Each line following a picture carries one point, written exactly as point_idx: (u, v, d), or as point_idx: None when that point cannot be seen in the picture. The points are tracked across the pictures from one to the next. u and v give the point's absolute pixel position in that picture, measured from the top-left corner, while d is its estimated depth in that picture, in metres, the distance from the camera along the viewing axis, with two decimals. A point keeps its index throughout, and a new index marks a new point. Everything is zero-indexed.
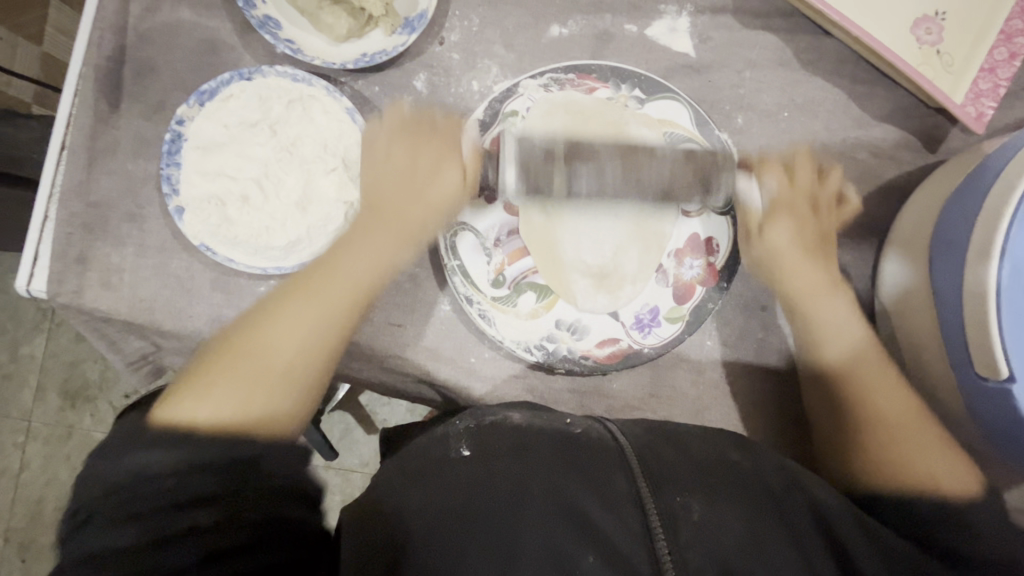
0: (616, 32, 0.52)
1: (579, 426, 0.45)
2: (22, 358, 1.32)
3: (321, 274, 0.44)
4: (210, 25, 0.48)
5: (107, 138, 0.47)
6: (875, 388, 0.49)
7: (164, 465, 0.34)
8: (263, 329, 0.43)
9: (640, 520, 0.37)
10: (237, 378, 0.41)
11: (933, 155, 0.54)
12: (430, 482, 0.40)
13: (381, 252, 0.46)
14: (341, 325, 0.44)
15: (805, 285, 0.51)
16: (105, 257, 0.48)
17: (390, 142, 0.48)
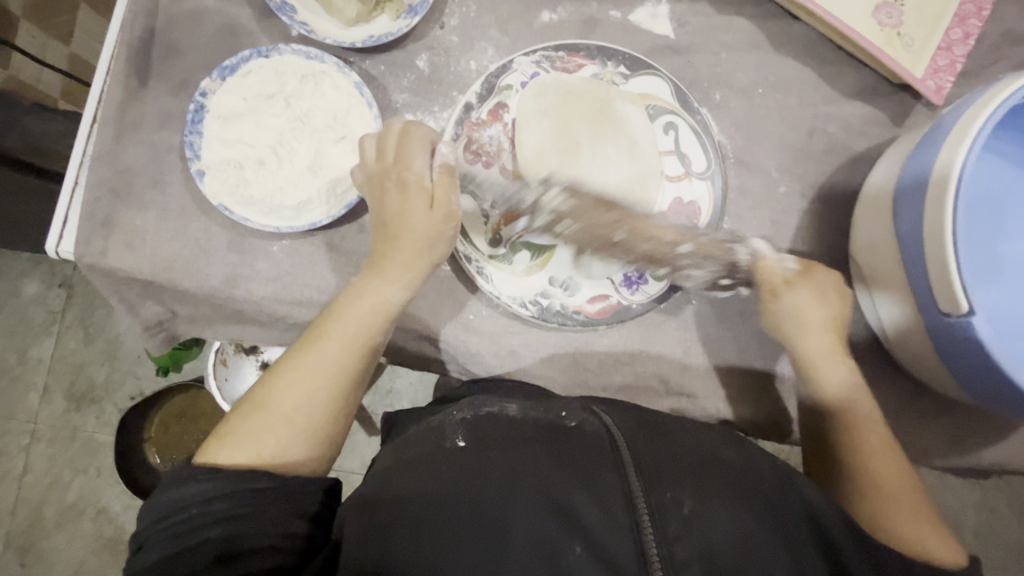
0: (601, 18, 0.57)
1: (574, 419, 0.47)
2: (30, 360, 1.34)
3: (323, 324, 0.48)
4: (232, 10, 0.53)
5: (135, 111, 0.52)
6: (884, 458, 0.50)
7: (202, 493, 0.41)
8: (270, 387, 0.47)
9: (629, 516, 0.41)
10: (257, 425, 0.46)
11: (898, 128, 0.58)
12: (425, 472, 0.43)
13: (370, 295, 0.48)
14: (342, 368, 0.48)
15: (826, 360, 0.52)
16: (130, 220, 0.51)
17: (370, 189, 0.49)
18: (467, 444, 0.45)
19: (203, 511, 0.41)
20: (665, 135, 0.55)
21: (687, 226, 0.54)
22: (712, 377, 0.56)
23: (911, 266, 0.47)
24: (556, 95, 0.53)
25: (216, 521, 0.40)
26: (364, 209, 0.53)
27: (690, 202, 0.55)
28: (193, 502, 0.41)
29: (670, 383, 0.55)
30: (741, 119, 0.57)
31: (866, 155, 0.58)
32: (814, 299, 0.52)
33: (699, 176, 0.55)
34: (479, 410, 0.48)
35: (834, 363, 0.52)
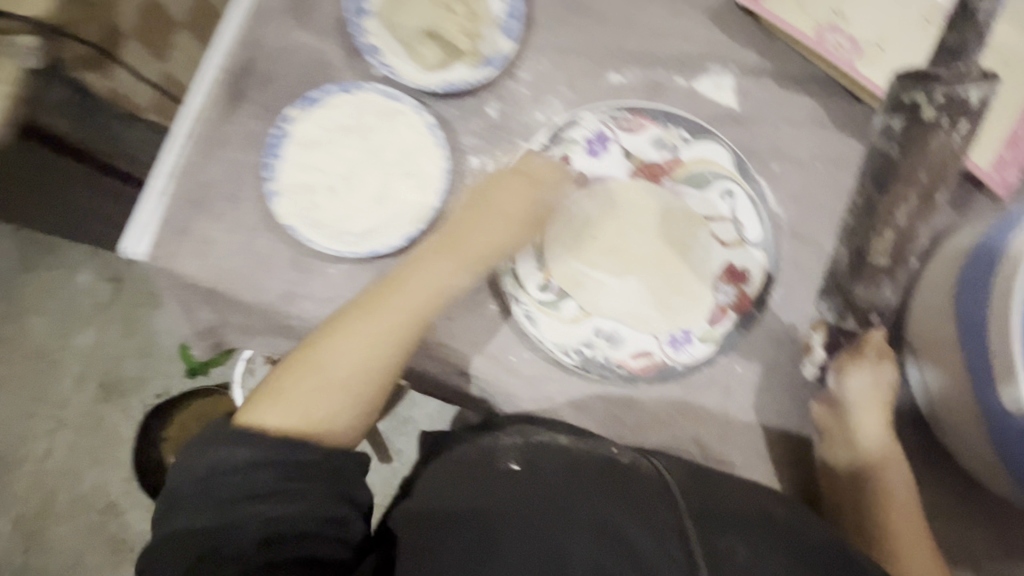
0: (666, 84, 0.59)
1: (626, 456, 0.46)
2: (71, 347, 1.39)
3: (387, 291, 0.50)
4: (323, 48, 0.57)
5: (223, 130, 0.55)
6: (912, 533, 0.51)
7: (250, 461, 0.45)
8: (325, 347, 0.50)
9: (681, 550, 0.40)
10: (298, 386, 0.50)
11: (962, 216, 0.58)
12: (482, 488, 0.44)
13: (433, 274, 0.51)
14: (387, 351, 0.51)
15: (871, 431, 0.53)
16: (203, 229, 0.54)
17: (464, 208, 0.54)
18: (519, 467, 0.46)
19: (301, 465, 0.46)
20: (722, 201, 0.55)
21: (737, 291, 0.54)
22: (752, 450, 0.54)
23: (973, 359, 0.45)
24: (625, 171, 0.56)
25: (310, 481, 0.46)
26: (421, 242, 0.55)
27: (741, 268, 0.55)
28: (291, 450, 0.46)
29: (708, 449, 0.54)
30: (799, 192, 0.58)
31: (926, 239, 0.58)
32: (869, 378, 0.52)
33: (754, 244, 0.55)
34: (531, 438, 0.48)
35: (875, 432, 0.53)
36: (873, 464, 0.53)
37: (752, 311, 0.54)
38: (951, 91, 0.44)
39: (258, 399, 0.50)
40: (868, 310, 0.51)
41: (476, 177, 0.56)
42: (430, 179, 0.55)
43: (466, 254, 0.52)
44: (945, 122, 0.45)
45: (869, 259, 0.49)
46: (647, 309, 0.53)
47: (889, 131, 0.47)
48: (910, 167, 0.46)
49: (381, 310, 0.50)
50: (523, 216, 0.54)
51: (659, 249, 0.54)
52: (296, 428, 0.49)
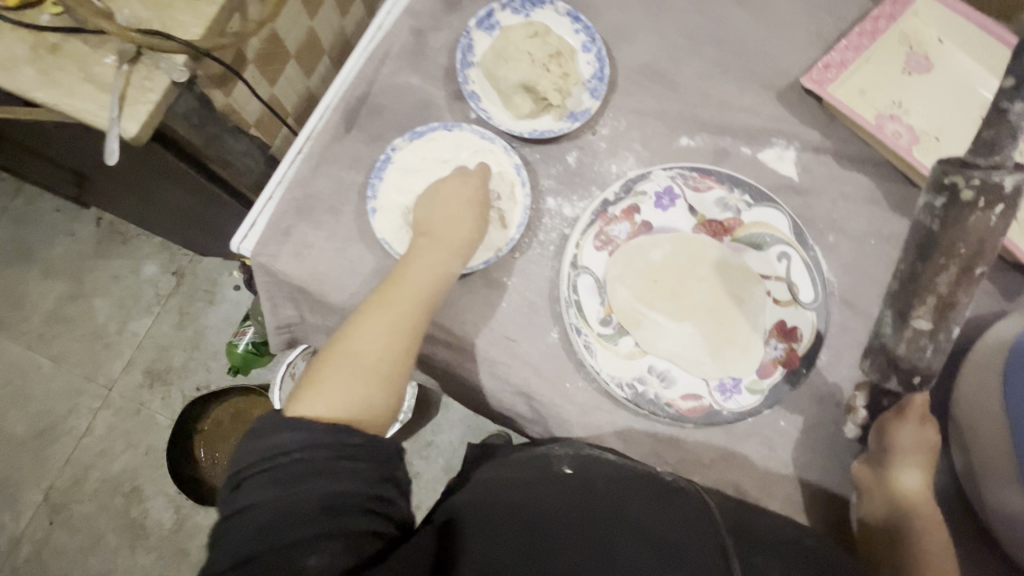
0: (732, 152, 0.65)
1: (672, 476, 0.50)
2: (127, 332, 1.48)
3: (393, 284, 0.55)
4: (430, 90, 0.64)
5: (334, 150, 0.63)
6: None
7: (304, 442, 0.47)
8: (349, 334, 0.53)
9: (727, 570, 0.40)
10: (341, 373, 0.52)
11: (1010, 304, 0.60)
12: (536, 486, 0.46)
13: (436, 262, 0.56)
14: (406, 329, 0.54)
15: (908, 492, 0.52)
16: (304, 234, 0.61)
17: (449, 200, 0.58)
18: (574, 471, 0.48)
19: (359, 444, 0.48)
20: (778, 262, 0.59)
21: (786, 348, 0.57)
22: (789, 504, 0.56)
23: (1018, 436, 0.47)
24: (689, 226, 0.60)
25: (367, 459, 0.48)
26: (495, 268, 0.60)
27: (792, 327, 0.58)
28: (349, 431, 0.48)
29: (747, 497, 0.55)
30: (852, 263, 0.61)
31: (974, 321, 0.60)
32: (910, 436, 0.53)
33: (807, 306, 0.58)
34: (582, 450, 0.51)
35: (914, 488, 0.52)
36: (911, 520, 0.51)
37: (800, 368, 0.57)
38: (986, 176, 0.47)
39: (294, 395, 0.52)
40: (911, 372, 0.51)
41: (551, 216, 0.62)
42: (510, 213, 0.61)
43: (447, 242, 0.56)
44: (981, 204, 0.47)
45: (911, 320, 0.50)
46: (700, 352, 0.57)
47: (931, 207, 0.50)
48: (951, 239, 0.48)
49: (389, 295, 0.54)
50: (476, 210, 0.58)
51: (715, 297, 0.59)
52: (345, 413, 0.51)
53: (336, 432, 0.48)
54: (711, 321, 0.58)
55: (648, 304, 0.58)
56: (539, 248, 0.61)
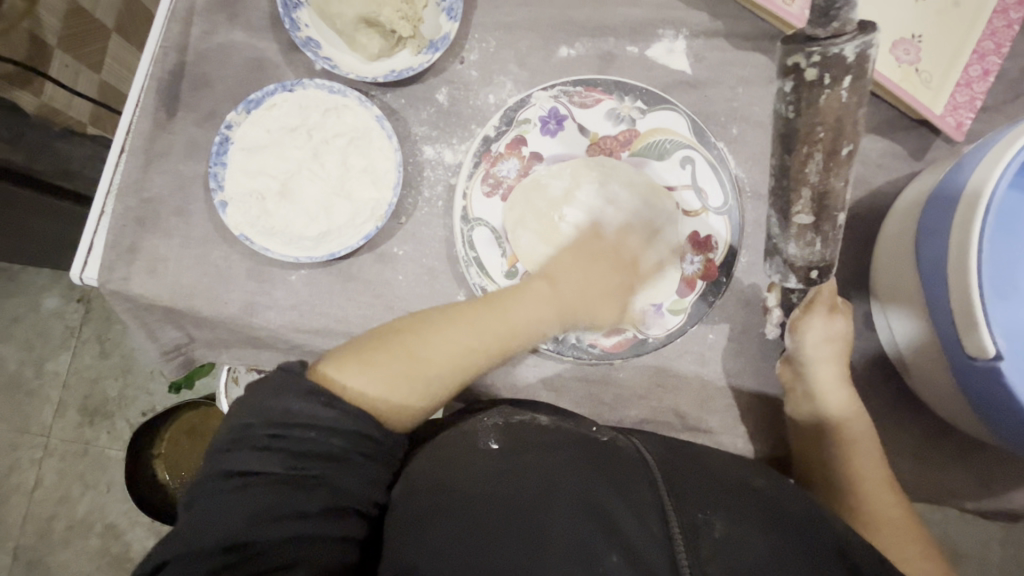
0: (619, 53, 0.58)
1: (606, 435, 0.47)
2: (47, 373, 1.30)
3: (490, 309, 0.48)
4: (259, 45, 0.54)
5: (163, 141, 0.53)
6: (875, 484, 0.51)
7: (327, 424, 0.40)
8: (422, 334, 0.47)
9: (661, 527, 0.38)
10: (391, 361, 0.45)
11: (919, 163, 0.58)
12: (460, 467, 0.44)
13: (533, 313, 0.50)
14: (469, 351, 0.47)
15: (828, 385, 0.52)
16: (154, 247, 0.52)
17: (572, 261, 0.53)
18: (501, 446, 0.45)
19: (372, 440, 0.42)
20: (682, 169, 0.55)
21: (703, 260, 0.54)
22: (730, 414, 0.55)
23: (934, 302, 0.45)
24: (583, 148, 0.55)
25: (372, 457, 0.42)
26: (381, 239, 0.53)
27: (706, 236, 0.54)
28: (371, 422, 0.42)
29: (687, 418, 0.54)
30: (760, 153, 0.57)
31: (886, 189, 0.58)
32: (824, 330, 0.52)
33: (717, 211, 0.54)
34: (511, 418, 0.48)
35: (836, 386, 0.52)
36: (839, 422, 0.52)
37: (720, 278, 0.54)
38: (827, 47, 0.42)
39: (345, 353, 0.45)
40: (807, 268, 0.49)
41: (433, 167, 0.55)
42: (383, 173, 0.53)
43: (563, 301, 0.51)
44: (828, 80, 0.43)
45: (792, 217, 0.47)
46: (613, 282, 0.53)
47: (783, 94, 0.45)
48: (806, 126, 0.44)
49: (473, 316, 0.48)
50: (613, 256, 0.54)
51: (623, 220, 0.55)
52: (370, 399, 0.44)
53: (353, 419, 0.41)
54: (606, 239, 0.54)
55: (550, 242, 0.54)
56: (426, 206, 0.54)
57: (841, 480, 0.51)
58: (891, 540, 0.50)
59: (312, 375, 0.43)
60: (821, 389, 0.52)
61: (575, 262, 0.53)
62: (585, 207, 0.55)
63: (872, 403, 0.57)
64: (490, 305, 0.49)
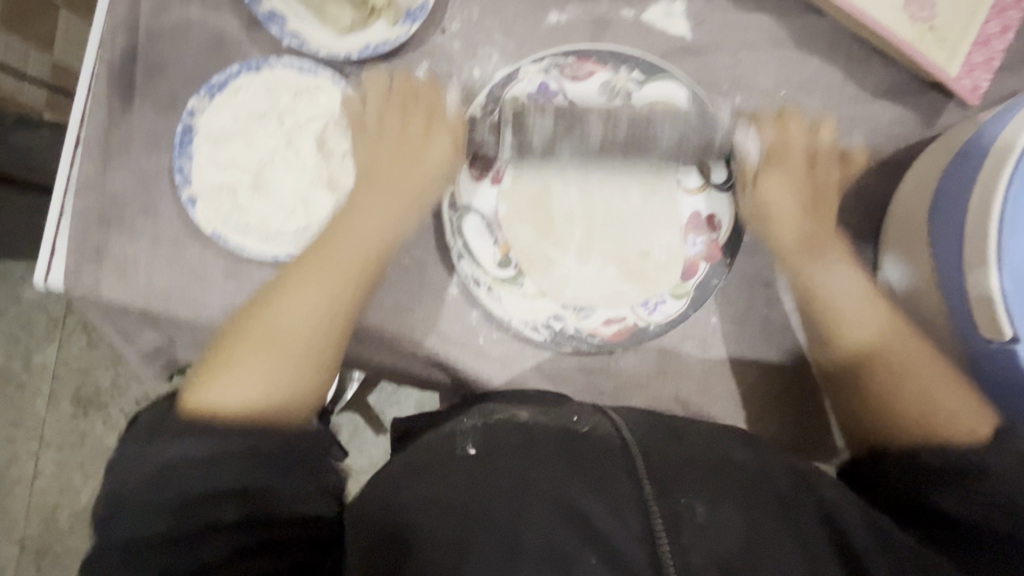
0: (613, 18, 0.53)
1: (586, 424, 0.44)
2: (35, 367, 1.25)
3: (322, 248, 0.47)
4: (219, 22, 0.50)
5: (121, 133, 0.49)
6: (906, 373, 0.49)
7: (202, 459, 0.38)
8: (276, 304, 0.46)
9: (640, 522, 0.38)
10: (254, 347, 0.46)
11: (932, 129, 0.55)
12: (433, 477, 0.41)
13: (382, 213, 0.49)
14: (326, 280, 0.47)
15: (798, 241, 0.52)
16: (122, 248, 0.49)
17: (381, 108, 0.50)
18: (477, 452, 0.42)
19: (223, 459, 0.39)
20: None
21: (707, 241, 0.52)
22: (734, 400, 0.53)
23: (948, 281, 0.43)
24: None
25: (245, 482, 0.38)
26: None
27: (709, 216, 0.52)
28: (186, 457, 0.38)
29: (691, 405, 0.53)
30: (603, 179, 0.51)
31: (896, 159, 0.55)
32: (800, 240, 0.52)
33: (721, 186, 0.52)
34: (490, 418, 0.45)
35: (836, 266, 0.52)
36: (834, 309, 0.51)
37: (725, 259, 0.51)
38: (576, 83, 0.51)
39: (194, 380, 0.45)
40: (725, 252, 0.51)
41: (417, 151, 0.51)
42: (364, 160, 0.49)
43: (406, 194, 0.50)
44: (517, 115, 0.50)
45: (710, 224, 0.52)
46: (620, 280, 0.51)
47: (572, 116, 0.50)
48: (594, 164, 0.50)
49: (290, 291, 0.46)
50: (427, 116, 0.51)
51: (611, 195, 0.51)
52: (238, 407, 0.43)
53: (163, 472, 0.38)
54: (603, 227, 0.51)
55: (548, 256, 0.50)
56: None
57: (875, 375, 0.50)
58: (925, 380, 0.48)
59: (177, 411, 0.42)
60: (837, 314, 0.51)
61: (398, 160, 0.51)
62: (428, 97, 0.51)
63: None
64: (320, 249, 0.47)
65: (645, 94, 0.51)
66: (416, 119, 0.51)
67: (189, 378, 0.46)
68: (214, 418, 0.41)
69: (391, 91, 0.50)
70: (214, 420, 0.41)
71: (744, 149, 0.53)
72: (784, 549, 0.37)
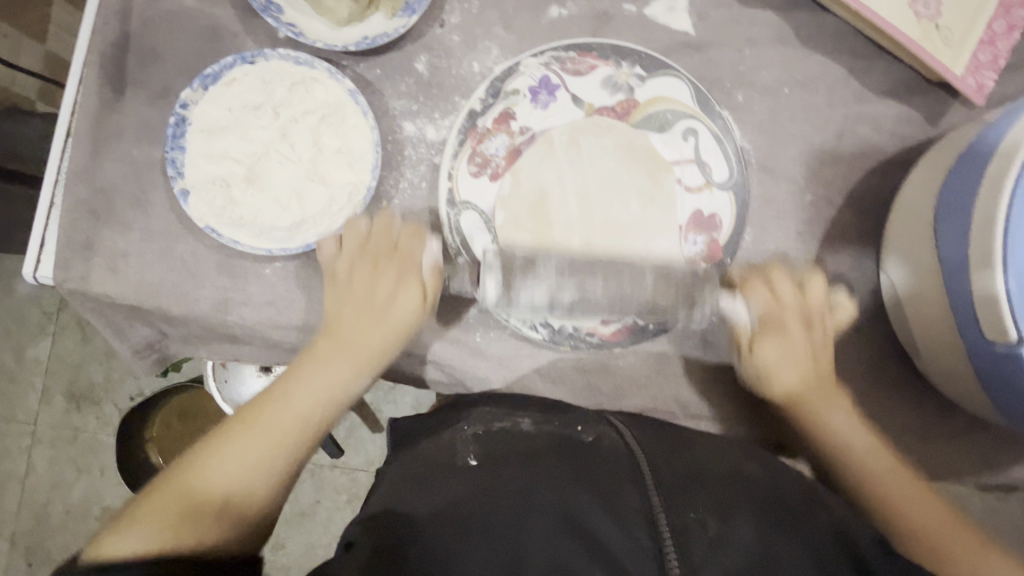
0: (615, 12, 0.53)
1: (590, 434, 0.46)
2: (27, 362, 1.24)
3: (263, 407, 0.45)
4: (213, 11, 0.49)
5: (112, 124, 0.48)
6: (897, 501, 0.45)
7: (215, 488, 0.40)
8: (204, 470, 0.43)
9: (648, 535, 0.37)
10: (161, 509, 0.41)
11: (935, 129, 0.54)
12: (440, 483, 0.42)
13: (329, 377, 0.46)
14: (263, 447, 0.44)
15: (807, 400, 0.49)
16: (112, 242, 0.48)
17: (352, 263, 0.47)
18: (479, 461, 0.44)
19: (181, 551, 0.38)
20: (684, 142, 0.51)
21: (707, 240, 0.51)
22: (733, 402, 0.53)
23: (953, 283, 0.43)
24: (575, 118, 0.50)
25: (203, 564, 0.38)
26: None
27: (710, 214, 0.51)
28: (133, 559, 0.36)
29: (689, 405, 0.52)
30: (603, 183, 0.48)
31: (898, 159, 0.55)
32: (781, 349, 0.49)
33: (721, 186, 0.51)
34: (493, 426, 0.47)
35: (829, 409, 0.48)
36: (823, 425, 0.48)
37: (724, 259, 0.51)
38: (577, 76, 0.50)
39: (101, 533, 0.39)
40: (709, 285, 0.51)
41: (414, 146, 0.51)
42: (360, 155, 0.48)
43: (359, 332, 0.47)
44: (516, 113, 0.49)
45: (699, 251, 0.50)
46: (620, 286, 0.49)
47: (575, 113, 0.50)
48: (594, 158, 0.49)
49: (234, 437, 0.44)
50: (399, 269, 0.48)
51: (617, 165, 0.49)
52: (158, 548, 0.38)
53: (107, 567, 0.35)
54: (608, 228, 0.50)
55: None
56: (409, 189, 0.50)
57: (868, 496, 0.46)
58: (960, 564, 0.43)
59: (81, 564, 0.36)
60: (809, 405, 0.49)
61: (335, 337, 0.47)
62: (385, 236, 0.48)
63: (887, 386, 0.54)
64: (257, 413, 0.45)
65: (647, 91, 0.50)
66: (380, 282, 0.48)
67: (98, 532, 0.40)
68: (133, 559, 0.36)
69: (367, 241, 0.47)
70: (118, 563, 0.35)
71: (734, 315, 0.50)
72: (797, 560, 0.36)
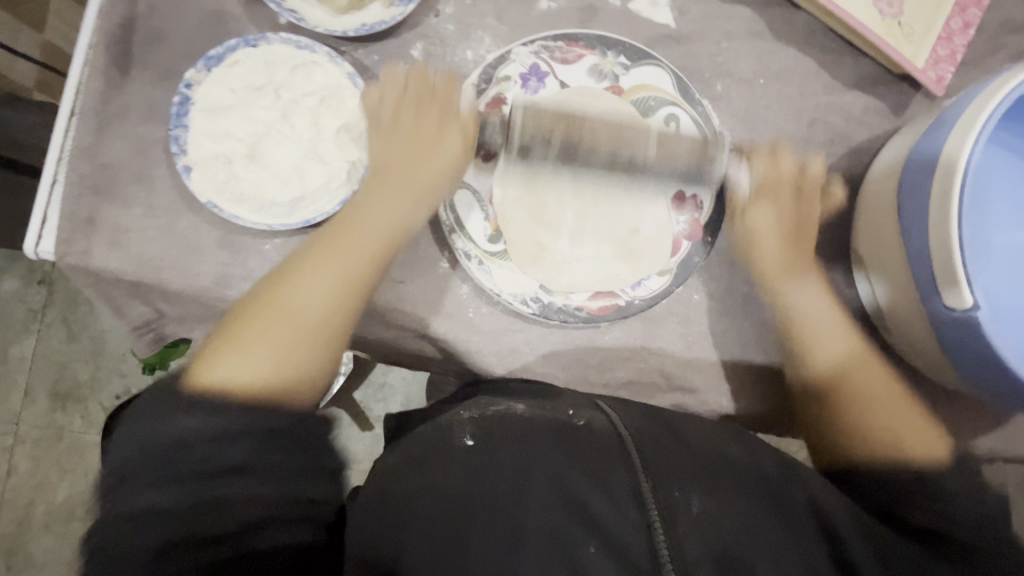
0: (601, 6, 0.56)
1: (581, 418, 0.45)
2: (10, 360, 1.22)
3: (343, 230, 0.48)
4: None
5: (118, 103, 0.49)
6: (864, 388, 0.52)
7: (216, 431, 0.38)
8: (285, 289, 0.46)
9: (638, 513, 0.40)
10: (265, 325, 0.45)
11: (900, 119, 0.58)
12: (433, 466, 0.42)
13: (387, 208, 0.49)
14: (352, 268, 0.47)
15: (772, 267, 0.54)
16: (115, 217, 0.49)
17: (396, 111, 0.51)
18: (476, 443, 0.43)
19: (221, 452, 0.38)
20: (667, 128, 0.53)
21: (690, 220, 0.54)
22: (714, 375, 0.55)
23: (914, 256, 0.46)
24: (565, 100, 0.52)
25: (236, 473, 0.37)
26: None
27: (692, 195, 0.54)
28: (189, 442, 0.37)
29: (673, 378, 0.55)
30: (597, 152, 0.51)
31: (866, 147, 0.58)
32: (773, 213, 0.54)
33: None
34: (488, 409, 0.46)
35: (803, 283, 0.54)
36: (836, 359, 0.53)
37: (706, 237, 0.54)
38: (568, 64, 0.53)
39: (207, 352, 0.44)
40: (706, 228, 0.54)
41: None
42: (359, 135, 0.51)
43: (416, 185, 0.50)
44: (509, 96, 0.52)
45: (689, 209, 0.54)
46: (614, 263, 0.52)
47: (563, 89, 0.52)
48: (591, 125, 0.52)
49: (285, 289, 0.46)
50: (442, 113, 0.51)
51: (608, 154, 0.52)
52: (252, 383, 0.43)
53: (181, 450, 0.37)
54: (598, 216, 0.53)
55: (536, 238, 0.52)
56: None
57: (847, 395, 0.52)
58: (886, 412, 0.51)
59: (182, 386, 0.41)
60: (808, 336, 0.53)
61: (331, 254, 0.47)
62: (424, 85, 0.52)
63: None
64: (334, 236, 0.48)
65: (631, 80, 0.53)
66: (426, 150, 0.51)
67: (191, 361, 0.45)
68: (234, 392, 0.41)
69: (406, 88, 0.51)
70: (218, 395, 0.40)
71: (737, 181, 0.55)
72: (772, 539, 0.40)
